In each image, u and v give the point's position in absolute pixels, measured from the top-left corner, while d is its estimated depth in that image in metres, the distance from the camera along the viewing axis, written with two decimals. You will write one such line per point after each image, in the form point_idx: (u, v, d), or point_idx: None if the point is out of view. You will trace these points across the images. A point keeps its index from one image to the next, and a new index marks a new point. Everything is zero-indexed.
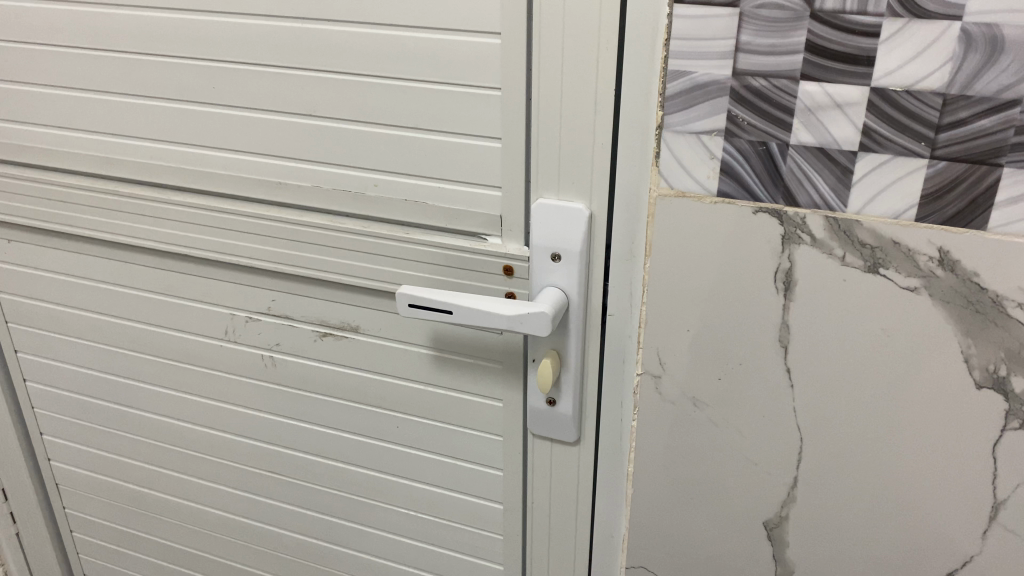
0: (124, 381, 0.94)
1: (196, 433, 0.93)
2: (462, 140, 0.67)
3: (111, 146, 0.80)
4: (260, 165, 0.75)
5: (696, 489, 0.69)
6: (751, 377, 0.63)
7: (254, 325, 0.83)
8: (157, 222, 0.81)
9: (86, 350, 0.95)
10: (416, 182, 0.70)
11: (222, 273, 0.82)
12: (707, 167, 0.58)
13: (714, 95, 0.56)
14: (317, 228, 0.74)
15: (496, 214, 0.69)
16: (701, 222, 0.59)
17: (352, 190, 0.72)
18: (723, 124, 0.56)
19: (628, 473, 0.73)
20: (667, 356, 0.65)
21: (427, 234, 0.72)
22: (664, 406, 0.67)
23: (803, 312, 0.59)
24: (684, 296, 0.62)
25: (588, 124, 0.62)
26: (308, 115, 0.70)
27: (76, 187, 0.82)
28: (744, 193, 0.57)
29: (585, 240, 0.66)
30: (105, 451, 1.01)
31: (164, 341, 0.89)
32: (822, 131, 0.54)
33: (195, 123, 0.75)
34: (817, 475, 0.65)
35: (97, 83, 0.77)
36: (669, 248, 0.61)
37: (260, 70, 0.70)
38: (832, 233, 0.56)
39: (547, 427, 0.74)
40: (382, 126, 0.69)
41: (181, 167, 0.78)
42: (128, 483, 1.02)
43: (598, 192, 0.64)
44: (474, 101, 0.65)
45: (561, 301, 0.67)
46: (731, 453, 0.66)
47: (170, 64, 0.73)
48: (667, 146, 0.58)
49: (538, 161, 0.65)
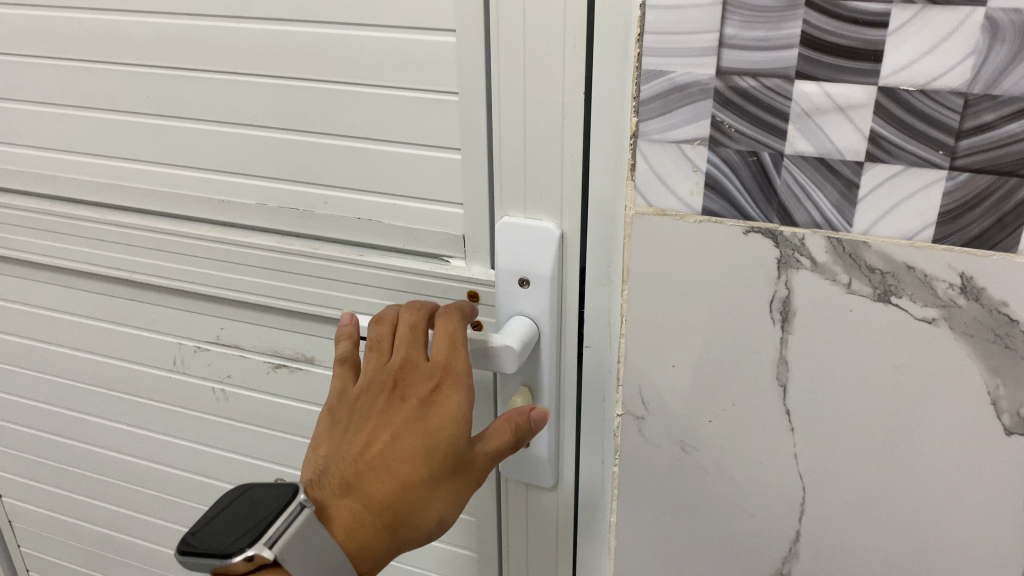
0: (82, 415, 0.90)
1: (163, 473, 0.88)
2: (416, 151, 0.60)
3: (57, 163, 0.74)
4: (202, 180, 0.68)
5: (683, 545, 0.62)
6: (745, 420, 0.55)
7: (204, 355, 0.78)
8: (97, 245, 0.75)
9: (39, 381, 0.90)
10: (369, 199, 0.63)
11: (170, 300, 0.76)
12: (690, 181, 0.50)
13: (696, 97, 0.48)
14: (263, 250, 0.67)
15: (458, 234, 0.62)
16: (685, 244, 0.51)
17: (300, 209, 0.66)
18: (707, 131, 0.48)
19: (610, 523, 0.65)
20: (650, 396, 0.57)
21: (383, 255, 0.65)
22: (648, 452, 0.59)
23: (803, 348, 0.52)
24: (665, 329, 0.55)
25: (556, 135, 0.54)
26: (247, 124, 0.64)
27: (15, 207, 0.77)
28: (733, 211, 0.50)
29: (556, 265, 0.58)
30: (64, 489, 0.97)
31: (117, 372, 0.84)
32: (821, 138, 0.46)
33: (131, 136, 0.69)
34: (822, 530, 0.57)
35: (39, 96, 0.71)
36: (649, 276, 0.53)
37: (194, 76, 0.64)
38: (836, 256, 0.48)
39: (520, 471, 0.66)
40: (324, 136, 0.62)
41: (127, 187, 0.72)
42: (90, 518, 0.98)
43: (569, 210, 0.57)
44: (428, 108, 0.58)
45: (531, 332, 0.59)
46: (724, 504, 0.59)
47: (99, 72, 0.67)
48: (644, 157, 0.51)
49: (502, 177, 0.58)
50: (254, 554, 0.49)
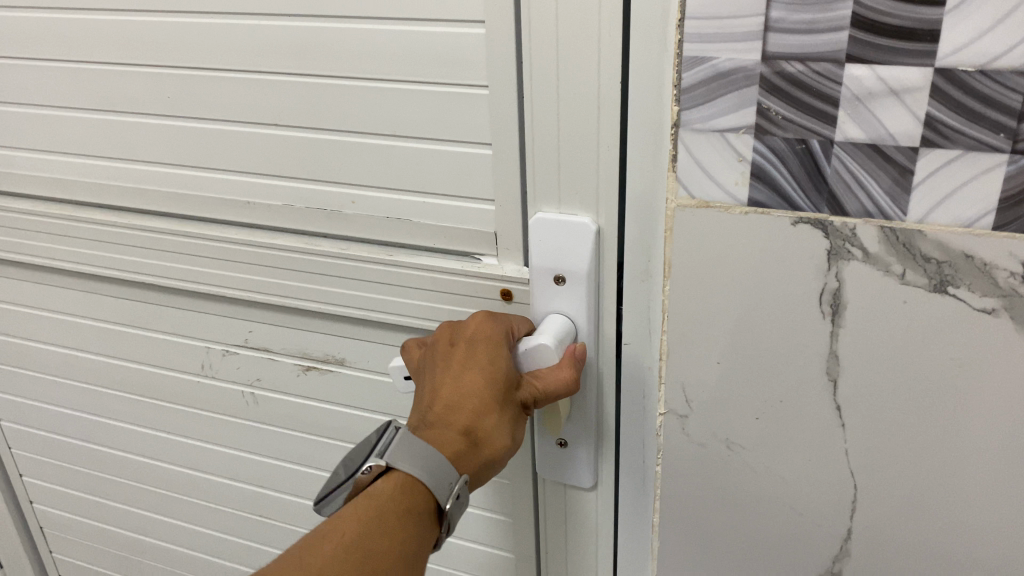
0: (110, 420, 0.89)
1: (194, 479, 0.88)
2: (444, 147, 0.58)
3: (79, 168, 0.73)
4: (225, 182, 0.67)
5: (728, 546, 0.60)
6: (795, 417, 0.54)
7: (231, 360, 0.77)
8: (120, 250, 0.74)
9: (65, 388, 0.90)
10: (397, 198, 0.62)
11: (195, 303, 0.75)
12: (734, 171, 0.48)
13: (740, 84, 0.46)
14: (290, 252, 0.66)
15: (490, 231, 0.60)
16: (729, 238, 0.50)
17: (326, 209, 0.65)
18: (752, 120, 0.47)
19: (652, 522, 0.63)
20: (694, 394, 0.56)
21: (412, 254, 0.63)
22: (693, 450, 0.58)
23: (854, 342, 0.50)
24: (709, 324, 0.53)
25: (592, 127, 0.53)
26: (270, 124, 0.63)
27: (37, 214, 0.77)
28: (780, 201, 0.48)
29: (594, 261, 0.56)
30: (93, 494, 0.97)
31: (144, 377, 0.83)
32: (875, 124, 0.44)
33: (153, 138, 0.68)
34: (875, 526, 0.55)
35: (58, 100, 0.70)
36: (692, 271, 0.52)
37: (215, 76, 0.62)
38: (889, 245, 0.47)
39: (559, 471, 0.65)
40: (351, 134, 0.60)
41: (152, 191, 0.71)
42: (120, 522, 0.98)
43: (606, 204, 0.55)
44: (456, 102, 0.56)
45: (568, 329, 0.58)
46: (772, 502, 0.57)
47: (120, 73, 0.66)
48: (685, 148, 0.49)
49: (534, 172, 0.56)
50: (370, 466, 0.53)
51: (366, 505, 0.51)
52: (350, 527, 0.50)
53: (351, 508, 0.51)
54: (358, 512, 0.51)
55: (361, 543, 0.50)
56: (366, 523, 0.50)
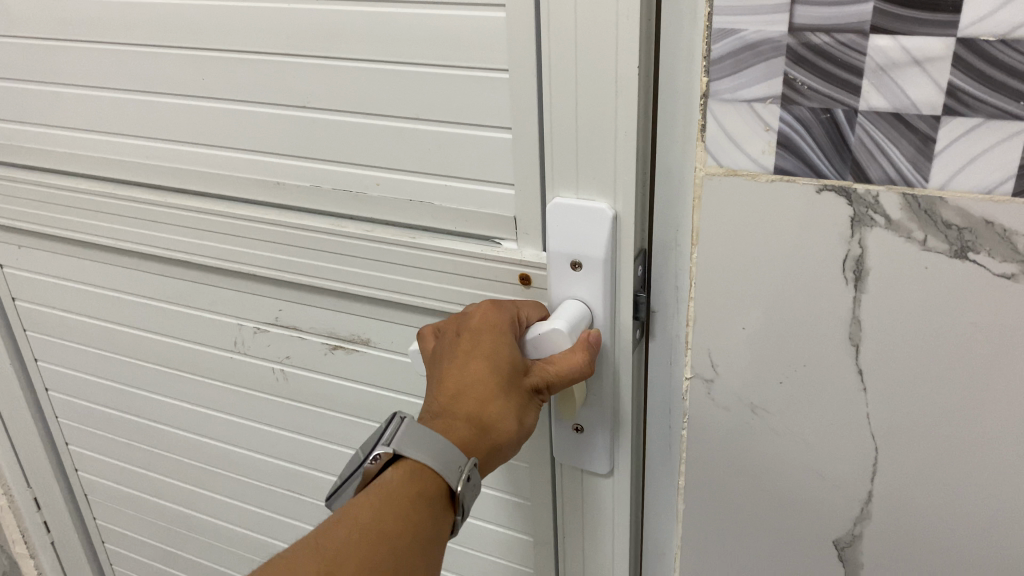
0: (147, 393, 0.93)
1: (228, 452, 0.91)
2: (466, 131, 0.60)
3: (122, 148, 0.77)
4: (259, 163, 0.70)
5: (752, 508, 0.62)
6: (817, 382, 0.55)
7: (263, 337, 0.80)
8: (159, 227, 0.77)
9: (106, 361, 0.94)
10: (423, 180, 0.64)
11: (228, 282, 0.78)
12: (761, 141, 0.50)
13: (767, 55, 0.48)
14: (320, 233, 0.68)
15: (510, 216, 0.62)
16: (756, 206, 0.52)
17: (354, 191, 0.67)
18: (779, 90, 0.48)
19: (679, 486, 0.65)
20: (719, 359, 0.58)
21: (435, 237, 0.66)
22: (718, 414, 0.60)
23: (876, 307, 0.51)
24: (735, 291, 0.55)
25: (609, 114, 0.54)
26: (301, 106, 0.65)
27: (82, 191, 0.80)
28: (807, 169, 0.50)
29: (609, 246, 0.58)
30: (130, 465, 1.01)
31: (180, 351, 0.86)
32: (897, 93, 0.46)
33: (191, 119, 0.71)
34: (894, 489, 0.57)
35: (102, 82, 0.73)
36: (718, 239, 0.54)
37: (250, 58, 0.65)
38: (911, 212, 0.48)
39: (575, 456, 0.67)
40: (380, 117, 0.63)
41: (191, 171, 0.74)
42: (155, 493, 1.01)
43: (623, 191, 0.56)
44: (481, 84, 0.58)
45: (582, 315, 0.59)
46: (795, 465, 0.59)
47: (158, 55, 0.69)
48: (714, 117, 0.51)
49: (552, 156, 0.58)
50: (381, 454, 0.55)
51: (375, 492, 0.54)
52: (365, 516, 0.53)
53: (363, 495, 0.54)
54: (369, 498, 0.54)
55: (372, 525, 0.52)
56: (376, 507, 0.53)
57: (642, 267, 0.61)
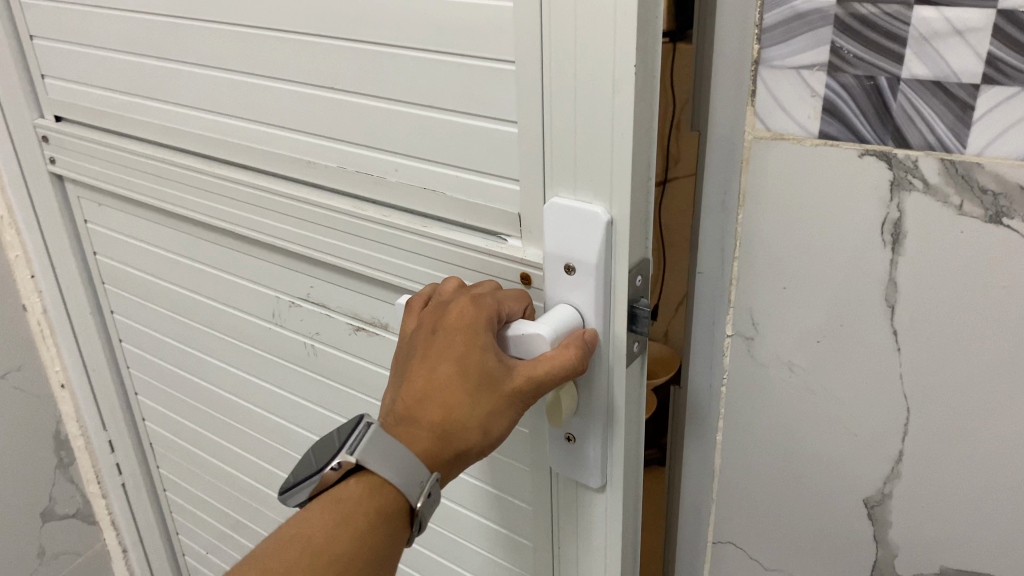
0: (197, 354, 0.96)
1: (265, 420, 0.93)
2: (476, 122, 0.58)
3: (176, 117, 0.78)
4: (291, 141, 0.70)
5: (785, 463, 0.65)
6: (853, 341, 0.58)
7: (297, 311, 0.81)
8: (208, 195, 0.79)
9: (167, 319, 0.96)
10: (436, 168, 0.62)
11: (265, 254, 0.80)
12: (808, 106, 0.53)
13: (816, 24, 0.51)
14: (344, 215, 0.68)
15: (514, 212, 0.60)
16: (801, 168, 0.55)
17: (373, 174, 0.66)
18: (826, 58, 0.51)
19: (716, 445, 0.68)
20: (760, 317, 0.61)
21: (445, 228, 0.64)
22: (758, 371, 0.63)
23: (913, 269, 0.54)
24: (776, 251, 0.58)
25: (607, 114, 0.51)
26: (327, 87, 0.65)
27: (143, 156, 0.82)
28: (850, 134, 0.52)
29: (603, 251, 0.55)
30: (184, 421, 1.04)
31: (227, 317, 0.89)
32: (938, 62, 0.49)
33: (234, 92, 0.72)
34: (924, 449, 0.59)
35: (159, 53, 0.75)
36: (763, 200, 0.57)
37: (283, 36, 0.65)
38: (948, 177, 0.51)
39: (568, 464, 0.65)
40: (397, 102, 0.61)
41: (233, 142, 0.75)
42: (205, 451, 1.05)
43: (619, 197, 0.53)
44: (489, 73, 0.55)
45: (570, 321, 0.57)
46: (829, 422, 0.62)
47: (208, 28, 0.70)
48: (764, 83, 0.54)
49: (553, 153, 0.55)
50: (340, 463, 0.54)
51: (335, 508, 0.54)
52: (319, 535, 0.53)
53: (320, 510, 0.54)
54: (328, 514, 0.54)
55: (327, 543, 0.52)
56: (333, 523, 0.53)
57: (641, 277, 0.57)
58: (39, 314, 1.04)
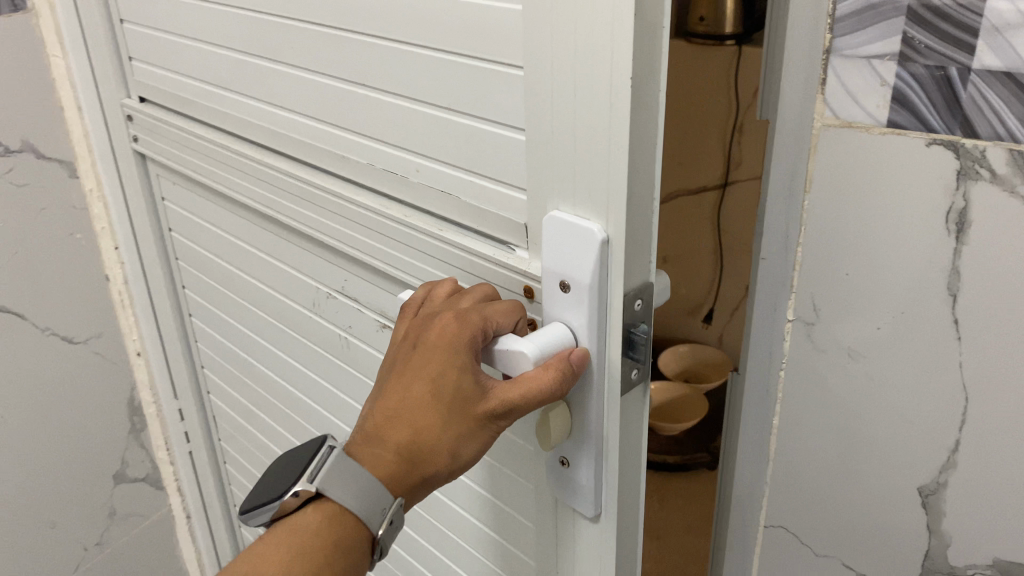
0: (251, 335, 0.97)
1: (305, 406, 0.92)
2: (487, 127, 0.52)
3: (232, 103, 0.77)
4: (322, 132, 0.66)
5: (841, 448, 0.66)
6: (914, 329, 0.59)
7: (334, 303, 0.77)
8: (255, 180, 0.78)
9: (227, 298, 0.98)
10: (450, 171, 0.56)
11: (308, 243, 0.77)
12: (877, 95, 0.54)
13: (889, 14, 0.52)
14: (368, 213, 0.63)
15: (521, 222, 0.53)
16: (869, 156, 0.56)
17: (396, 173, 0.61)
18: (897, 47, 0.53)
19: (773, 428, 0.70)
20: (821, 303, 0.63)
21: (460, 233, 0.57)
22: (817, 357, 0.64)
23: (976, 258, 0.55)
24: (840, 237, 0.60)
25: (602, 122, 0.44)
26: (352, 81, 0.60)
27: (203, 139, 0.82)
28: (918, 123, 0.53)
29: (596, 269, 0.47)
30: (241, 396, 1.06)
31: (274, 302, 0.88)
32: (1010, 53, 0.49)
33: (275, 83, 0.69)
34: (983, 442, 0.59)
35: (215, 41, 0.74)
36: (830, 186, 0.59)
37: (313, 28, 0.61)
38: (1016, 167, 0.51)
39: (562, 496, 0.57)
40: (413, 102, 0.56)
41: (278, 133, 0.72)
42: (256, 428, 1.06)
43: (614, 210, 0.46)
44: (498, 78, 0.50)
45: (562, 342, 0.50)
46: (886, 409, 0.63)
47: (252, 18, 0.68)
48: (835, 72, 0.56)
49: (553, 162, 0.48)
50: (300, 490, 0.51)
51: (290, 541, 0.50)
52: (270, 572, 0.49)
53: (276, 540, 0.51)
54: (282, 547, 0.50)
55: None
56: (286, 559, 0.50)
57: (641, 301, 0.50)
58: (121, 283, 1.07)
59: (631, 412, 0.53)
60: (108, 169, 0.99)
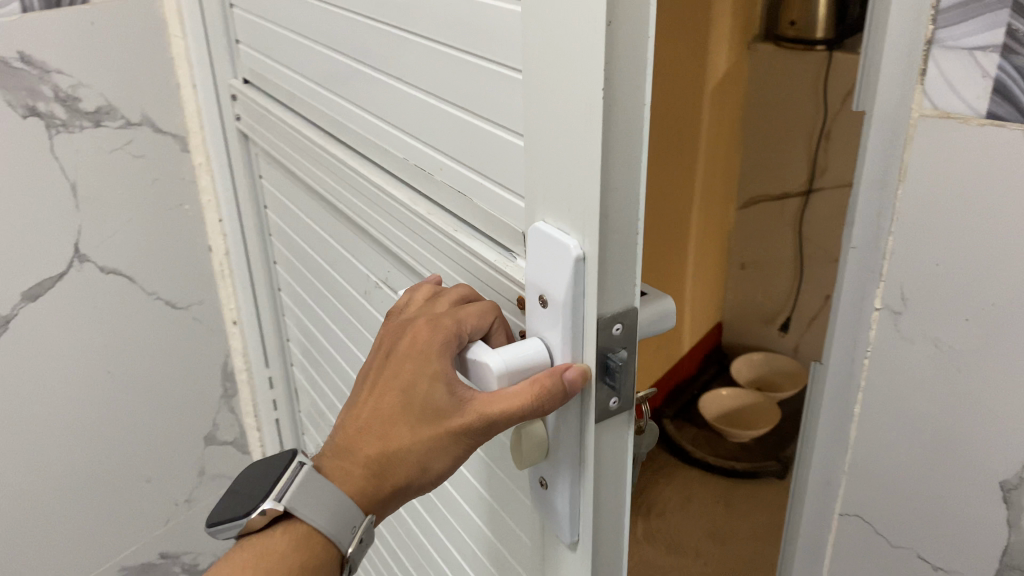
0: (321, 316, 1.00)
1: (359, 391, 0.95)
2: (495, 133, 0.56)
3: (317, 93, 0.82)
4: (377, 127, 0.72)
5: (924, 438, 0.67)
6: (1004, 321, 0.59)
7: (381, 293, 0.82)
8: (325, 169, 0.84)
9: (307, 279, 1.02)
10: (466, 173, 0.61)
11: (362, 233, 0.82)
12: (978, 87, 0.55)
13: (993, 7, 0.53)
14: (405, 209, 0.70)
15: (520, 231, 0.57)
16: (968, 147, 0.57)
17: (427, 170, 0.66)
18: (1001, 39, 0.53)
19: (856, 416, 0.70)
20: (910, 292, 0.63)
21: (473, 236, 0.63)
22: (904, 347, 0.65)
23: None
24: (934, 227, 0.60)
25: (578, 152, 0.46)
26: (400, 78, 0.65)
27: (295, 125, 0.87)
28: (1018, 115, 0.54)
29: (570, 291, 0.49)
30: (314, 374, 1.10)
31: (340, 286, 0.91)
32: None
33: (353, 78, 0.73)
34: None
35: (310, 33, 0.79)
36: (926, 176, 0.59)
37: (380, 27, 0.66)
38: None
39: (547, 510, 0.60)
40: (445, 102, 0.60)
41: (341, 121, 0.78)
42: (325, 407, 1.10)
43: (589, 235, 0.47)
44: (506, 86, 0.53)
45: (535, 355, 0.53)
46: (971, 402, 0.63)
47: (338, 15, 0.72)
48: (936, 62, 0.57)
49: (544, 179, 0.51)
50: (267, 510, 0.61)
51: (258, 559, 0.60)
52: None
53: (243, 559, 0.60)
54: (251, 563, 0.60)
55: None
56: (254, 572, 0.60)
57: (621, 326, 0.51)
58: (222, 254, 1.13)
59: (612, 432, 0.55)
60: (217, 145, 1.05)
